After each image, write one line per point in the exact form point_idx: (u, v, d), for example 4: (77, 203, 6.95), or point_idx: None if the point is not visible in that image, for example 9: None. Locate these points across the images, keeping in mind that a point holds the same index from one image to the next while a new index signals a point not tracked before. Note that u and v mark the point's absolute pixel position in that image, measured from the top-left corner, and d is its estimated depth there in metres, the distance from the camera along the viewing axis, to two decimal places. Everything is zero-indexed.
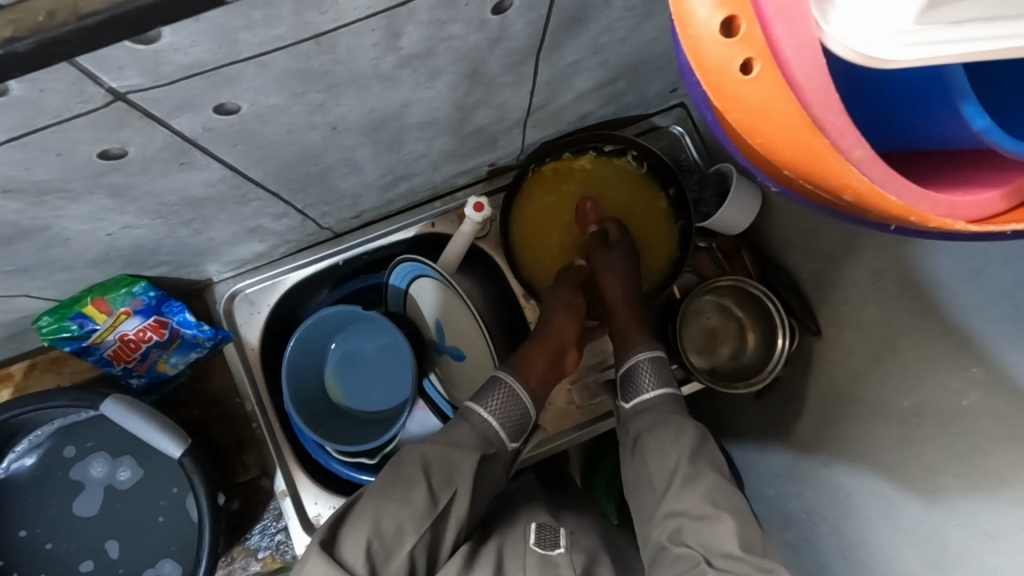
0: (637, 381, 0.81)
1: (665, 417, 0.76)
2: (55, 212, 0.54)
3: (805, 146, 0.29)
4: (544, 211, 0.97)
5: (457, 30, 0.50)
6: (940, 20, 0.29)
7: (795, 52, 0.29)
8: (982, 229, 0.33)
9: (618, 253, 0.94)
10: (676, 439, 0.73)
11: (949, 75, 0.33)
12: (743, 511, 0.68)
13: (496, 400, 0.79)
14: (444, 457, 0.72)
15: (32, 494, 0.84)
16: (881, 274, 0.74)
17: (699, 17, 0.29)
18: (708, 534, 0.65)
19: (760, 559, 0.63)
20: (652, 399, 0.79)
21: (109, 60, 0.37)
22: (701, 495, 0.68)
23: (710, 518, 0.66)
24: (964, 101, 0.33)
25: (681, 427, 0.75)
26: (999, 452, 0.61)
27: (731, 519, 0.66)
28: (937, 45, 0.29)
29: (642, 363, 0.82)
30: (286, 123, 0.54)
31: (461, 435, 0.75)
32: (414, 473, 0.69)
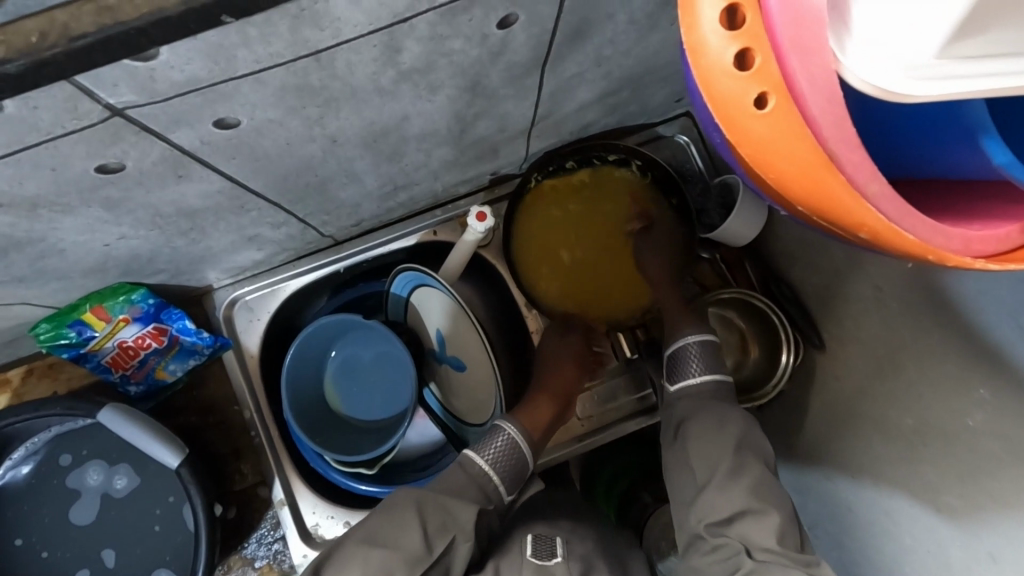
0: (684, 366, 0.78)
1: (716, 407, 0.74)
2: (49, 224, 0.53)
3: (818, 183, 0.28)
4: (545, 224, 0.95)
5: (458, 45, 0.49)
6: (960, 54, 0.28)
7: (810, 86, 0.28)
8: (999, 267, 0.32)
9: (662, 234, 0.93)
10: (726, 431, 0.72)
11: (969, 111, 0.33)
12: (787, 506, 0.68)
13: (496, 450, 0.80)
14: (439, 501, 0.72)
15: (27, 502, 0.83)
16: (884, 290, 0.73)
17: (710, 48, 0.28)
18: (750, 527, 0.66)
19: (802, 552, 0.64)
20: (703, 387, 0.76)
21: (103, 77, 0.36)
22: (747, 487, 0.68)
23: (756, 510, 0.67)
24: (985, 136, 0.33)
25: (732, 417, 0.72)
26: (1003, 476, 0.60)
27: (776, 513, 0.66)
28: (956, 80, 0.28)
29: (690, 347, 0.78)
30: (284, 136, 0.53)
31: (460, 485, 0.76)
32: (409, 518, 0.69)
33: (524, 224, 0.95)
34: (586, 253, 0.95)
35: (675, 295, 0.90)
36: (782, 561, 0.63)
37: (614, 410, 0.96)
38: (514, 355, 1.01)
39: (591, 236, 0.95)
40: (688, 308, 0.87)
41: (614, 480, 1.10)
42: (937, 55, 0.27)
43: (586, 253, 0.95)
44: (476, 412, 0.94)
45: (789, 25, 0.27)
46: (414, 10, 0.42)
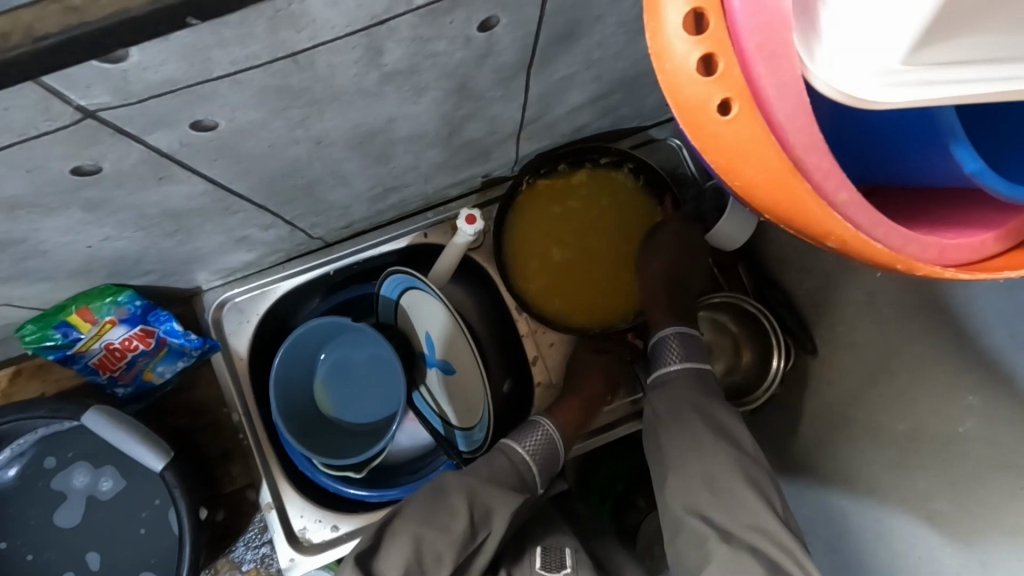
0: (663, 354, 0.77)
1: (682, 406, 0.71)
2: (30, 226, 0.53)
3: (785, 190, 0.28)
4: (544, 223, 0.94)
5: (442, 47, 0.49)
6: (930, 61, 0.28)
7: (777, 91, 0.27)
8: (972, 276, 0.31)
9: (668, 241, 0.90)
10: (695, 432, 0.69)
11: (939, 117, 0.33)
12: (766, 492, 0.66)
13: (535, 441, 0.81)
14: (488, 492, 0.70)
15: (13, 505, 0.83)
16: (876, 295, 0.73)
17: (676, 52, 0.28)
18: (728, 510, 0.65)
19: (785, 537, 0.62)
20: (673, 391, 0.72)
21: (75, 79, 0.36)
22: (726, 471, 0.67)
23: (728, 492, 0.66)
24: (956, 143, 0.33)
25: (704, 409, 0.70)
26: (994, 483, 0.60)
27: (751, 496, 0.65)
28: (925, 88, 0.28)
29: (667, 338, 0.77)
30: (267, 138, 0.53)
31: (503, 470, 0.76)
32: (458, 505, 0.68)
33: (522, 222, 0.94)
34: (582, 253, 0.94)
35: (662, 295, 0.88)
36: (766, 540, 0.62)
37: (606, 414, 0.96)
38: (507, 359, 1.00)
39: (594, 236, 0.95)
40: (667, 308, 0.87)
41: (607, 484, 1.09)
42: (904, 63, 0.27)
43: (581, 255, 0.94)
44: (467, 416, 0.93)
45: (756, 29, 0.27)
46: (394, 12, 0.42)
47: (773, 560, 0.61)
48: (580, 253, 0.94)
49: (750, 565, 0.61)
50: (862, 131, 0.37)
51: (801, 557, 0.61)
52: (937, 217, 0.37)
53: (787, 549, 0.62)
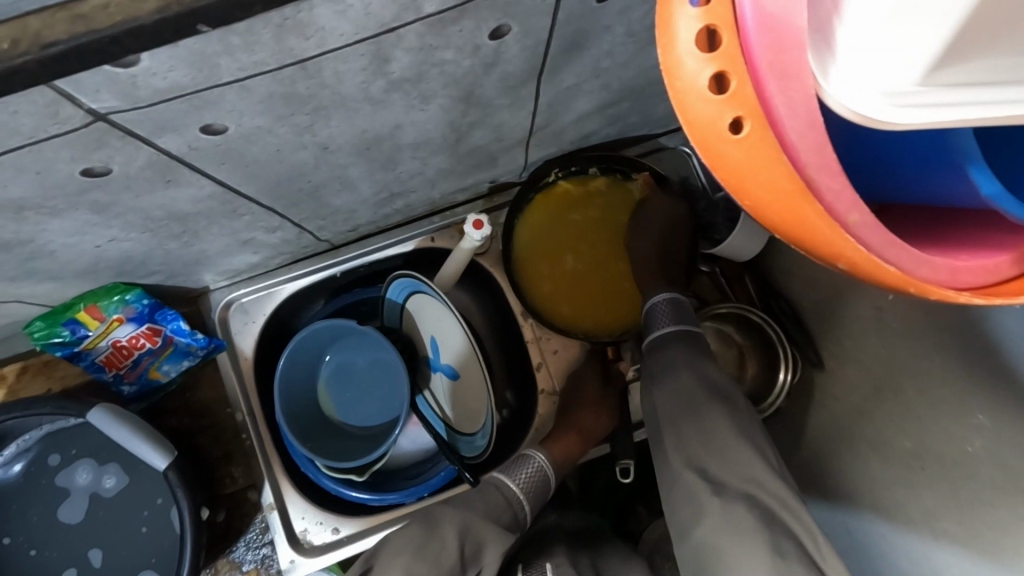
0: (655, 322, 0.75)
1: (696, 396, 0.65)
2: (37, 226, 0.53)
3: (794, 211, 0.27)
4: (559, 228, 0.93)
5: (449, 56, 0.49)
6: (941, 82, 0.27)
7: (788, 110, 0.27)
8: (987, 301, 0.31)
9: (657, 212, 0.90)
10: (704, 418, 0.65)
11: (956, 140, 0.33)
12: (758, 443, 0.64)
13: (526, 475, 0.79)
14: (482, 528, 0.71)
15: (17, 500, 0.83)
16: (885, 310, 0.72)
17: (686, 70, 0.27)
18: (721, 462, 0.63)
19: (780, 486, 0.61)
20: (678, 378, 0.67)
21: (84, 83, 0.36)
22: (724, 428, 0.64)
23: (723, 446, 0.63)
24: (973, 166, 0.33)
25: (698, 365, 0.68)
26: (1002, 505, 0.58)
27: (745, 448, 0.63)
28: (940, 108, 0.27)
29: (659, 304, 0.76)
30: (273, 143, 0.53)
31: (496, 506, 0.74)
32: (449, 539, 0.68)
33: (533, 227, 0.93)
34: (592, 263, 0.95)
35: (653, 265, 0.87)
36: (762, 489, 0.61)
37: None
38: (511, 364, 1.00)
39: (602, 243, 0.95)
40: (659, 276, 0.85)
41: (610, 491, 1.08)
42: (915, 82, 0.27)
43: (594, 262, 0.95)
44: (469, 421, 0.93)
45: (767, 48, 0.26)
46: (402, 20, 0.41)
47: (771, 511, 0.60)
48: (595, 260, 0.95)
49: (747, 517, 0.60)
50: (874, 151, 0.37)
51: (795, 506, 0.60)
52: (950, 240, 0.36)
53: (780, 500, 0.61)
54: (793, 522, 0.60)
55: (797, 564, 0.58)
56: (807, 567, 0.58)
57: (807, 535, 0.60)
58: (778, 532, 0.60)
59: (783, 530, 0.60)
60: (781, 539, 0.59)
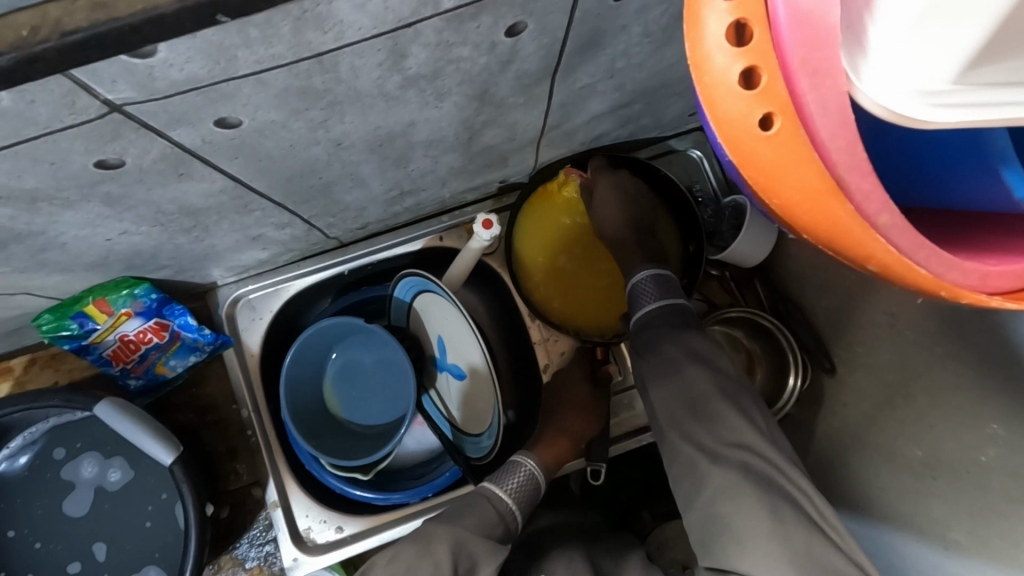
0: (639, 301, 0.76)
1: (701, 394, 0.64)
2: (50, 218, 0.53)
3: (826, 212, 0.27)
4: (548, 235, 0.92)
5: (466, 52, 0.49)
6: (972, 81, 0.27)
7: (819, 109, 0.26)
8: (1018, 306, 0.30)
9: (607, 191, 0.89)
10: (709, 410, 0.64)
11: (992, 141, 0.35)
12: (748, 411, 0.63)
13: (516, 481, 0.79)
14: (474, 543, 0.68)
15: (22, 493, 0.83)
16: (898, 317, 0.71)
17: (716, 65, 0.27)
18: (713, 427, 0.63)
19: (772, 451, 0.61)
20: (677, 376, 0.65)
21: (101, 73, 0.36)
22: (718, 401, 0.64)
23: (714, 416, 0.63)
24: (1008, 168, 0.35)
25: (689, 347, 0.67)
26: (1015, 514, 0.57)
27: (733, 414, 0.63)
28: (971, 107, 0.27)
29: (642, 281, 0.76)
30: (287, 138, 0.52)
31: (489, 518, 0.73)
32: (442, 558, 0.64)
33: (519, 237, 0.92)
34: (584, 265, 0.94)
35: (627, 246, 0.88)
36: (750, 454, 0.61)
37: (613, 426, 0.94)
38: (517, 361, 1.00)
39: (587, 244, 0.94)
40: (638, 250, 0.86)
41: (616, 492, 1.09)
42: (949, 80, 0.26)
43: (586, 263, 0.94)
44: (476, 423, 0.91)
45: (800, 44, 0.26)
46: (420, 15, 0.41)
47: (766, 474, 0.60)
48: (588, 261, 0.94)
49: (742, 481, 0.59)
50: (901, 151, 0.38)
51: (788, 470, 0.60)
52: (978, 239, 0.36)
53: (768, 470, 0.60)
54: (789, 484, 0.60)
55: (796, 524, 0.57)
56: (800, 516, 0.58)
57: (815, 509, 0.58)
58: (775, 492, 0.59)
59: (779, 492, 0.59)
60: (778, 498, 0.58)
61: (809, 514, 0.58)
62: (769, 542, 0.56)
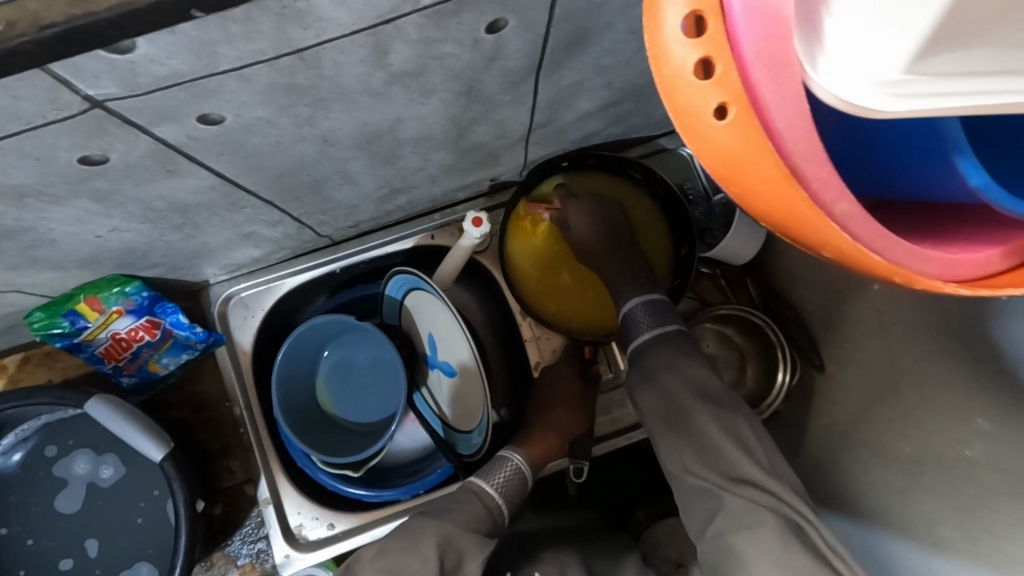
0: (634, 327, 0.75)
1: (686, 405, 0.65)
2: (39, 214, 0.54)
3: (781, 199, 0.27)
4: (536, 254, 0.92)
5: (449, 49, 0.49)
6: (927, 70, 0.27)
7: (775, 98, 0.27)
8: (975, 292, 0.31)
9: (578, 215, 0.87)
10: (690, 423, 0.65)
11: (944, 129, 0.33)
12: (744, 438, 0.64)
13: (503, 476, 0.80)
14: (460, 537, 0.68)
15: (14, 490, 0.84)
16: (885, 312, 0.71)
17: (674, 56, 0.27)
18: (714, 458, 0.63)
19: (772, 483, 0.61)
20: (659, 385, 0.67)
21: (82, 69, 0.36)
22: (714, 430, 0.64)
23: (712, 446, 0.64)
24: (960, 156, 0.33)
25: (684, 374, 0.67)
26: (1001, 508, 0.58)
27: (733, 445, 0.63)
28: (927, 98, 0.27)
29: (634, 309, 0.76)
30: (274, 135, 0.53)
31: (475, 514, 0.73)
32: (429, 554, 0.65)
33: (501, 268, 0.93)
34: (579, 273, 0.93)
35: (606, 265, 0.85)
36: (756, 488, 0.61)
37: (606, 423, 0.95)
38: (510, 358, 1.00)
39: (568, 261, 0.93)
40: (620, 269, 0.84)
41: (611, 491, 1.09)
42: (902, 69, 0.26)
43: (580, 272, 0.93)
44: (466, 419, 0.92)
45: (755, 36, 0.27)
46: (400, 11, 0.42)
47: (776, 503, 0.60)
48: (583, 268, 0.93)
49: (754, 508, 0.60)
50: (869, 147, 0.37)
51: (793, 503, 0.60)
52: (945, 233, 0.36)
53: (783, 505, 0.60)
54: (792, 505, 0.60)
55: (800, 547, 0.58)
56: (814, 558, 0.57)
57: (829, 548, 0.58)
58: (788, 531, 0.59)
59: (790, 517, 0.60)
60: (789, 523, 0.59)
61: (813, 541, 0.58)
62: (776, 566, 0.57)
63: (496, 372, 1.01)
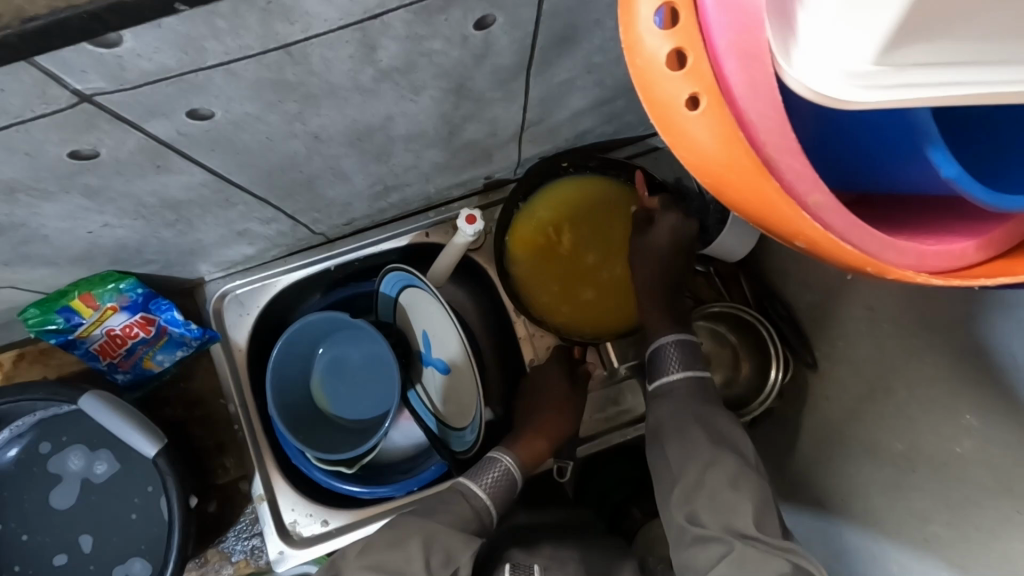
0: (663, 365, 0.76)
1: (684, 420, 0.69)
2: (30, 210, 0.54)
3: (751, 188, 0.28)
4: (541, 247, 0.92)
5: (438, 46, 0.49)
6: (900, 62, 0.27)
7: (747, 89, 0.28)
8: (947, 282, 0.31)
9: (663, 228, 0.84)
10: (690, 432, 0.68)
11: (916, 122, 0.32)
12: (763, 500, 0.64)
13: (493, 478, 0.79)
14: (446, 536, 0.69)
15: (9, 487, 0.84)
16: (876, 310, 0.72)
17: (648, 48, 0.29)
18: (728, 514, 0.63)
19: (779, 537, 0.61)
20: (677, 399, 0.72)
21: (70, 63, 0.37)
22: (727, 476, 0.65)
23: (728, 501, 0.63)
24: (932, 147, 0.32)
25: (701, 415, 0.70)
26: (990, 507, 0.58)
27: (750, 502, 0.63)
28: (897, 89, 0.27)
29: (666, 345, 0.76)
30: (264, 131, 0.53)
31: (462, 514, 0.74)
32: (414, 552, 0.66)
33: (518, 234, 0.92)
34: (581, 273, 0.92)
35: (655, 284, 0.84)
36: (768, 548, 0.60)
37: (601, 420, 0.95)
38: (505, 355, 1.01)
39: (598, 265, 0.92)
40: (663, 299, 0.84)
41: (606, 489, 1.09)
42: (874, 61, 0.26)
43: (586, 272, 0.92)
44: (459, 416, 0.92)
45: (727, 29, 0.28)
46: (387, 6, 0.42)
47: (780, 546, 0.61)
48: (589, 269, 0.92)
49: (767, 563, 0.59)
50: (841, 146, 0.37)
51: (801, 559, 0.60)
52: (928, 227, 0.37)
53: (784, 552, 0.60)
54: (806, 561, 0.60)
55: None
56: None
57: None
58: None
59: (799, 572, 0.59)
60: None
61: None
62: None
63: (490, 369, 1.01)
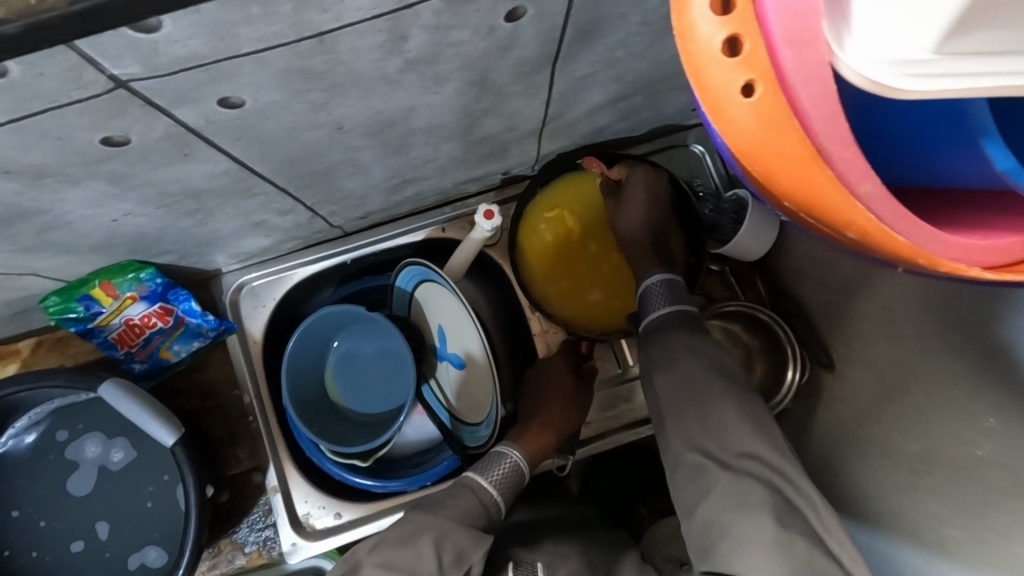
0: (649, 306, 0.74)
1: (703, 382, 0.64)
2: (55, 196, 0.54)
3: (805, 177, 0.29)
4: (549, 241, 0.91)
5: (465, 37, 0.49)
6: (950, 50, 0.27)
7: (801, 77, 0.28)
8: (999, 277, 0.32)
9: (637, 190, 0.86)
10: (713, 409, 0.63)
11: (973, 114, 0.35)
12: (761, 421, 0.63)
13: (500, 472, 0.79)
14: (458, 534, 0.68)
15: (27, 472, 0.85)
16: (895, 310, 0.71)
17: (701, 35, 0.29)
18: (724, 432, 0.62)
19: (784, 463, 0.60)
20: (685, 370, 0.65)
21: (107, 47, 0.37)
22: (725, 406, 0.63)
23: (720, 422, 0.62)
24: (988, 140, 0.35)
25: (697, 345, 0.66)
26: (1010, 511, 0.57)
27: (745, 424, 0.62)
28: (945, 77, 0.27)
29: (654, 286, 0.74)
30: (289, 120, 0.53)
31: (470, 507, 0.74)
32: (425, 549, 0.66)
33: (532, 237, 0.92)
34: (591, 268, 0.92)
35: (642, 248, 0.84)
36: (762, 469, 0.60)
37: (612, 418, 0.95)
38: (517, 351, 1.01)
39: (603, 256, 0.92)
40: (652, 252, 0.84)
41: (615, 488, 1.09)
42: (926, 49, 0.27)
43: (593, 265, 0.92)
44: (473, 411, 0.92)
45: (782, 15, 0.28)
46: None
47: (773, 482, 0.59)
48: (598, 262, 0.92)
49: (753, 492, 0.59)
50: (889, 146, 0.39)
51: (795, 476, 0.60)
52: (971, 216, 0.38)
53: (776, 477, 0.60)
54: (794, 492, 0.59)
55: (798, 537, 0.57)
56: (806, 537, 0.57)
57: (811, 509, 0.59)
58: (789, 527, 0.57)
59: (785, 500, 0.59)
60: (784, 510, 0.58)
61: (811, 525, 0.59)
62: (769, 551, 0.56)
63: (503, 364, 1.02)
